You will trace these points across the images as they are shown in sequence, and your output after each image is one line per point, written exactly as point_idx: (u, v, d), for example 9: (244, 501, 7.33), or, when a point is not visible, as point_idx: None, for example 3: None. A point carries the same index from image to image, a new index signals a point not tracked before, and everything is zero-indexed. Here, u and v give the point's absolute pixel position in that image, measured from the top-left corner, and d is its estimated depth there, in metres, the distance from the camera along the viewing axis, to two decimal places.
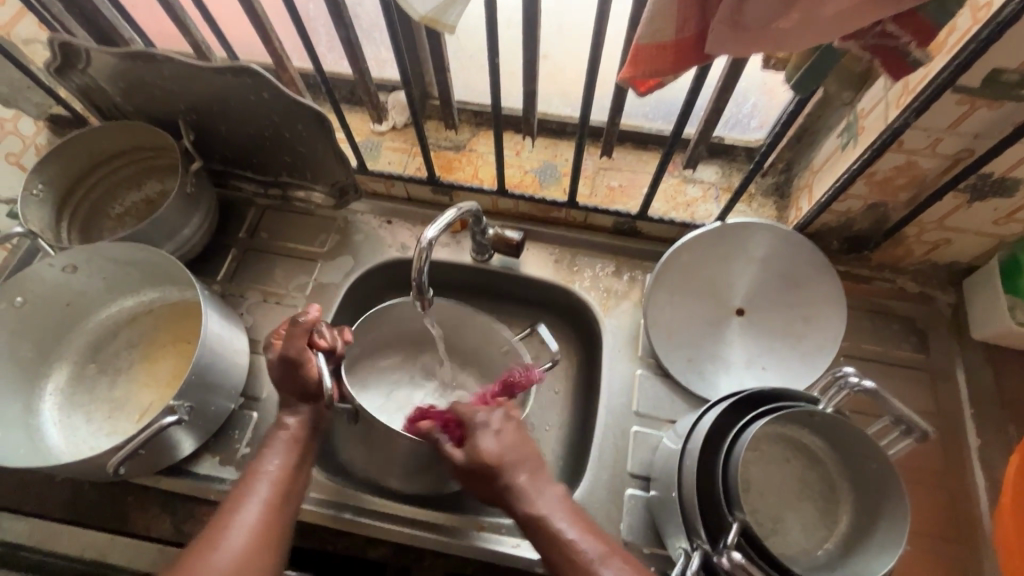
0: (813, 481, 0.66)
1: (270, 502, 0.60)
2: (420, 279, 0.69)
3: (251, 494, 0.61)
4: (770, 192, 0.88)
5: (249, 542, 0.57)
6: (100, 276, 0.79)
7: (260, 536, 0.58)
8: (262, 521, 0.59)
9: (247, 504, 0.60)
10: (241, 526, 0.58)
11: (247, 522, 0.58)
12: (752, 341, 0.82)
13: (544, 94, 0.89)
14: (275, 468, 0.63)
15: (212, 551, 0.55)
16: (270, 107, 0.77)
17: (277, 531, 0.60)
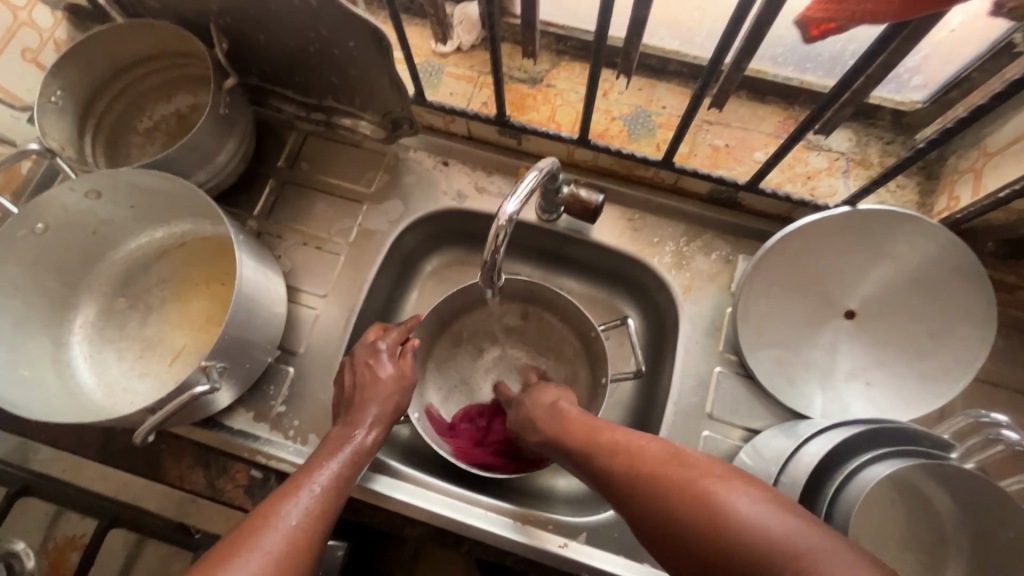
0: (920, 533, 0.57)
1: (329, 488, 0.55)
2: (492, 265, 0.58)
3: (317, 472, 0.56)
4: (914, 172, 0.71)
5: (303, 523, 0.51)
6: (128, 203, 0.71)
7: (312, 526, 0.51)
8: (317, 509, 0.52)
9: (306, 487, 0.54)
10: (302, 504, 0.52)
11: (305, 506, 0.52)
12: (861, 349, 0.70)
13: (650, 21, 0.72)
14: (342, 460, 0.58)
15: (272, 520, 0.50)
16: (317, 16, 0.63)
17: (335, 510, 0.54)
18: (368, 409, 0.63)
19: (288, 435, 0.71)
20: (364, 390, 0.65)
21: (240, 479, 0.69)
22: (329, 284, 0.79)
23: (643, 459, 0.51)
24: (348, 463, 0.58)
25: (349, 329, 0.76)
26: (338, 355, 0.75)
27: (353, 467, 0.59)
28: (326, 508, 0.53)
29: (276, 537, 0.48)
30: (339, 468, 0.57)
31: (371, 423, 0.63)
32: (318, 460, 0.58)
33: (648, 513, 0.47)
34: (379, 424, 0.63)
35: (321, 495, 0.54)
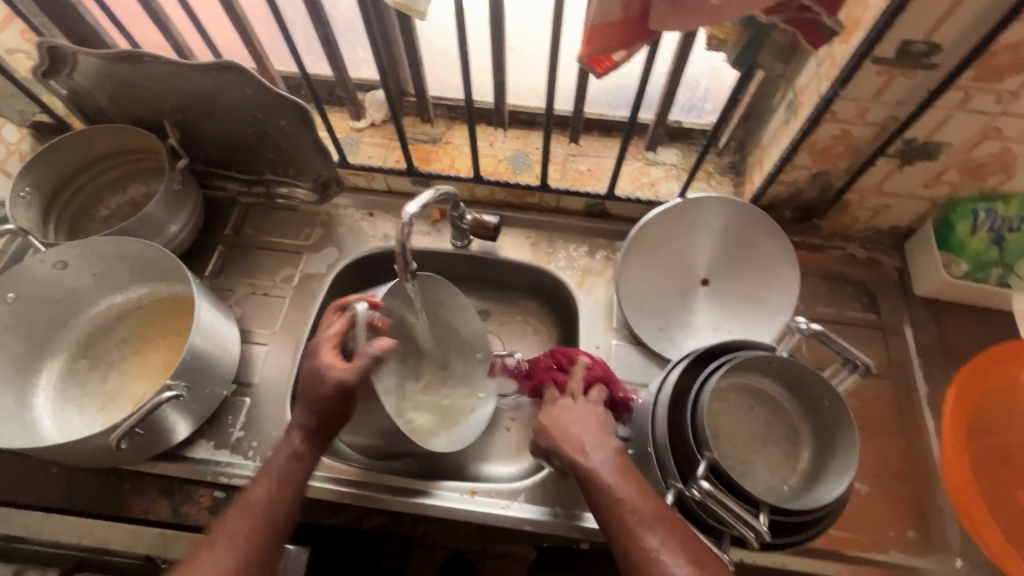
0: (776, 426, 0.72)
1: (275, 487, 0.62)
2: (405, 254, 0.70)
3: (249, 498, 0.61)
4: (727, 171, 0.95)
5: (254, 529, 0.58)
6: (91, 271, 0.81)
7: (264, 523, 0.59)
8: (263, 521, 0.59)
9: (258, 483, 0.62)
10: (248, 514, 0.59)
11: (257, 502, 0.60)
12: (717, 306, 0.88)
13: (514, 87, 0.95)
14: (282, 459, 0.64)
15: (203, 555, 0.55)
16: (254, 103, 0.81)
17: (272, 538, 0.59)
18: (304, 410, 0.66)
19: (248, 455, 0.78)
20: (307, 388, 0.66)
21: (204, 501, 0.75)
22: (277, 324, 0.90)
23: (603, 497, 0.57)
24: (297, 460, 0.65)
25: (298, 359, 0.87)
26: (290, 382, 0.85)
27: (299, 466, 0.64)
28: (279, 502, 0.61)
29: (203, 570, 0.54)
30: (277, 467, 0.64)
31: (302, 413, 0.66)
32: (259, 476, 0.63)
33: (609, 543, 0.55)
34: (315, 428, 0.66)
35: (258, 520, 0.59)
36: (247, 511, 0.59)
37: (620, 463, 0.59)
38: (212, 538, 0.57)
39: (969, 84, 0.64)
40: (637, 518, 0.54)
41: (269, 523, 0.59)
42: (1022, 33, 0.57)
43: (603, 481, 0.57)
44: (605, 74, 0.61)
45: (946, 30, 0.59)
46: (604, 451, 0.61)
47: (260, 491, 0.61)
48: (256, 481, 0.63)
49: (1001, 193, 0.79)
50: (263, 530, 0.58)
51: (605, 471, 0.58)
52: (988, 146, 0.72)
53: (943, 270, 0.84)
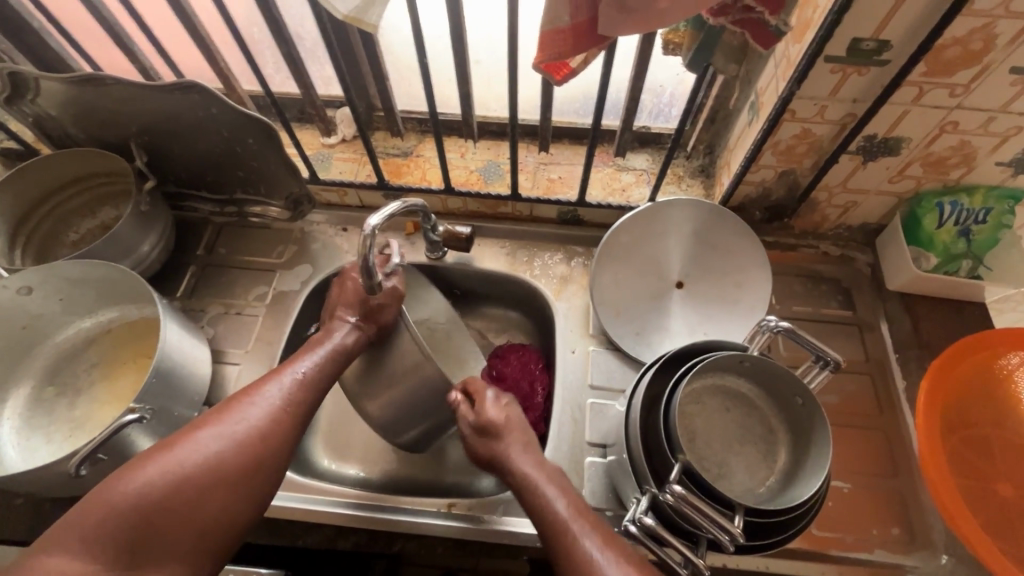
0: (752, 426, 0.71)
1: (287, 397, 0.63)
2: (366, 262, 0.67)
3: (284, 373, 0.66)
4: (696, 174, 0.95)
5: (260, 425, 0.60)
6: (57, 295, 0.80)
7: (271, 422, 0.61)
8: (292, 396, 0.64)
9: (272, 387, 0.63)
10: (257, 410, 0.61)
11: (270, 402, 0.62)
12: (691, 310, 0.88)
13: (482, 98, 0.95)
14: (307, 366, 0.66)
15: (238, 411, 0.60)
16: (219, 122, 0.81)
17: (291, 421, 0.63)
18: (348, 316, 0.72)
19: None
20: (348, 294, 0.74)
21: None
22: (250, 342, 0.89)
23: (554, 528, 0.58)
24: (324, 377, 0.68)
25: None
26: None
27: (336, 360, 0.69)
28: (287, 413, 0.63)
29: (236, 426, 0.59)
30: (297, 381, 0.65)
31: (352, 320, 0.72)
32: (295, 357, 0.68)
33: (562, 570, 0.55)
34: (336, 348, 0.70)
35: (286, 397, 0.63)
36: (258, 409, 0.61)
37: (557, 482, 0.63)
38: (213, 423, 0.59)
39: (921, 79, 0.65)
40: (577, 525, 0.57)
41: (274, 428, 0.61)
42: (967, 28, 0.58)
43: (545, 494, 0.61)
44: (564, 81, 0.62)
45: (893, 27, 0.60)
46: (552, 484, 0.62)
47: (271, 395, 0.63)
48: (274, 379, 0.64)
49: (965, 186, 0.79)
50: (297, 404, 0.64)
51: (545, 485, 0.62)
52: (947, 139, 0.72)
53: (913, 264, 0.84)
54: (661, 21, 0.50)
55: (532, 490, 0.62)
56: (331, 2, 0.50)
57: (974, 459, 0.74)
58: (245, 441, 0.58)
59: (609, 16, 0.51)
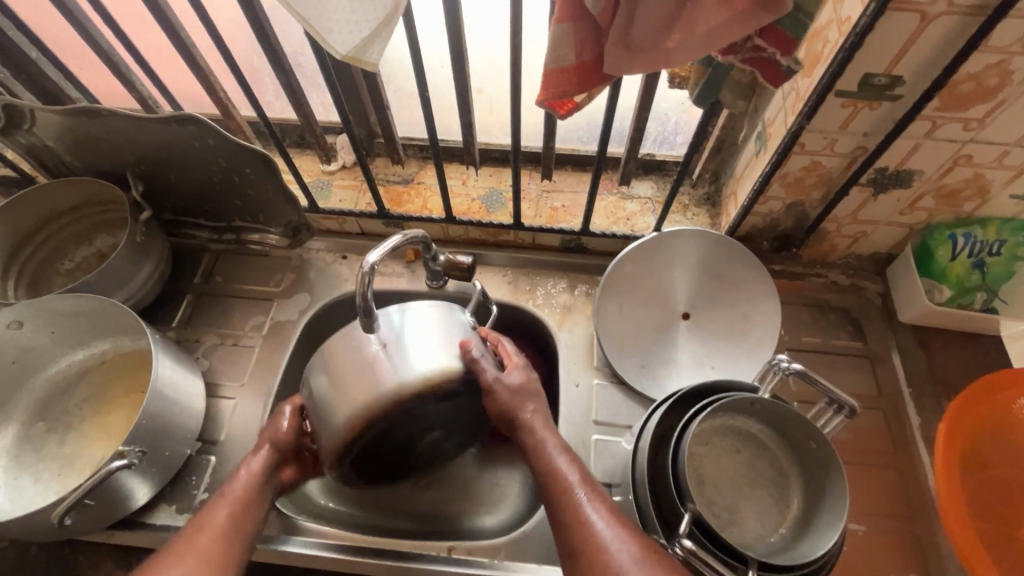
0: (762, 469, 0.69)
1: (236, 507, 0.60)
2: (367, 300, 0.59)
3: (215, 507, 0.60)
4: (702, 202, 0.93)
5: (216, 543, 0.57)
6: (49, 329, 0.79)
7: (220, 542, 0.57)
8: (226, 535, 0.58)
9: (222, 503, 0.61)
10: (211, 531, 0.58)
11: (221, 517, 0.59)
12: (697, 343, 0.86)
13: (484, 126, 0.94)
14: (246, 479, 0.63)
15: (167, 560, 0.55)
16: (216, 152, 0.79)
17: (228, 554, 0.57)
18: (260, 450, 0.66)
19: None
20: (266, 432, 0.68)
21: None
22: (246, 375, 0.87)
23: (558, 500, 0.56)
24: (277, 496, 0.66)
25: (265, 415, 0.83)
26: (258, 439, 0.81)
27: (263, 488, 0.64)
28: (242, 522, 0.60)
29: None
30: (245, 493, 0.62)
31: (267, 455, 0.66)
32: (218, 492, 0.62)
33: (565, 544, 0.54)
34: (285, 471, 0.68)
35: (218, 536, 0.58)
36: (209, 530, 0.58)
37: (567, 450, 0.61)
38: (168, 553, 0.55)
39: (935, 114, 0.63)
40: (583, 496, 0.56)
41: (231, 536, 0.58)
42: (983, 63, 0.57)
43: (554, 462, 0.59)
44: (567, 115, 0.60)
45: (906, 63, 0.58)
46: (564, 452, 0.60)
47: (222, 510, 0.60)
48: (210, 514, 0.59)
49: (979, 218, 0.77)
50: (231, 535, 0.58)
51: (556, 452, 0.60)
52: (961, 172, 0.71)
53: (926, 296, 0.82)
54: (668, 61, 0.48)
55: (540, 452, 0.60)
56: (330, 41, 0.48)
57: (994, 506, 0.71)
58: (207, 564, 0.55)
59: (615, 56, 0.49)
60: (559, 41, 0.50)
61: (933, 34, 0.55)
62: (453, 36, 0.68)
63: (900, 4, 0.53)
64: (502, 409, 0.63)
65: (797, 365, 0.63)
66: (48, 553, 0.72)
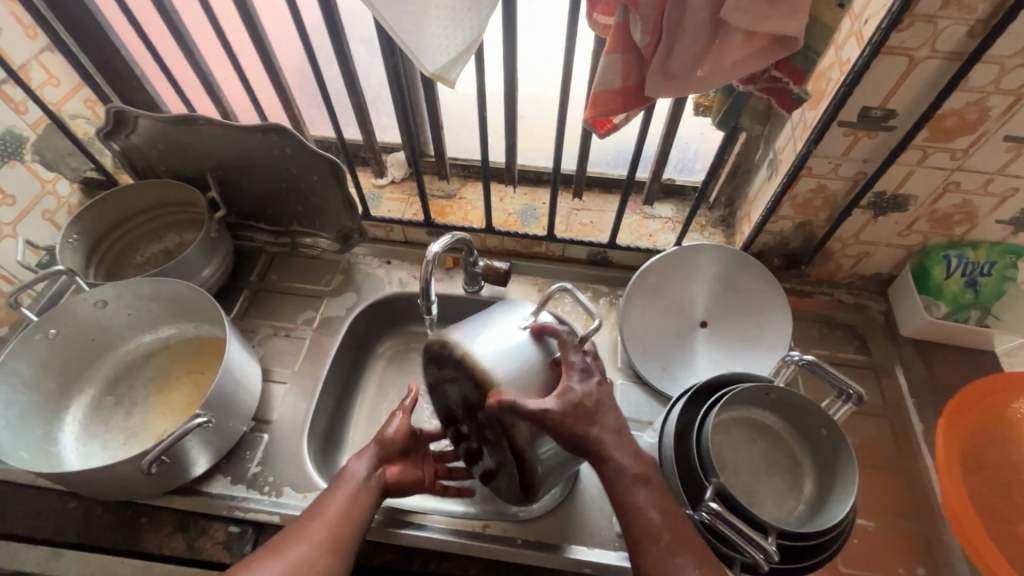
0: (779, 457, 0.75)
1: (353, 496, 0.68)
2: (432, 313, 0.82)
3: (328, 502, 0.67)
4: (718, 224, 1.03)
5: (337, 526, 0.65)
6: (127, 310, 0.87)
7: (335, 530, 0.64)
8: (339, 526, 0.65)
9: (337, 493, 0.68)
10: (330, 516, 0.65)
11: (337, 507, 0.66)
12: (715, 349, 0.93)
13: (523, 150, 1.04)
14: (360, 473, 0.70)
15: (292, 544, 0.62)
16: (292, 160, 0.90)
17: (342, 542, 0.64)
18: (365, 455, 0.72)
19: (264, 490, 0.80)
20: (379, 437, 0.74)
21: (218, 536, 0.76)
22: (297, 363, 0.94)
23: (640, 537, 0.60)
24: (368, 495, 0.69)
25: (313, 401, 0.90)
26: (306, 420, 0.88)
27: (369, 485, 0.70)
28: (356, 511, 0.67)
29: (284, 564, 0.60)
30: (357, 487, 0.69)
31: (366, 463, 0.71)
32: (326, 495, 0.68)
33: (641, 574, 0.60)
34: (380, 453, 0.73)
35: (332, 526, 0.64)
36: (325, 517, 0.65)
37: (652, 481, 0.63)
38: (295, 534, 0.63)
39: (925, 144, 0.73)
40: (668, 538, 0.60)
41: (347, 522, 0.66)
42: (963, 101, 0.67)
43: (637, 499, 0.61)
44: (606, 134, 0.70)
45: (898, 100, 0.69)
46: (648, 488, 0.62)
47: (337, 500, 0.67)
48: (326, 507, 0.66)
49: (969, 240, 0.86)
50: (339, 525, 0.65)
51: (636, 487, 0.62)
52: (950, 198, 0.80)
53: (925, 311, 0.90)
54: (699, 86, 0.59)
55: (620, 485, 0.62)
56: (420, 60, 0.58)
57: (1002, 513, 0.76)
58: (330, 542, 0.63)
59: (656, 81, 0.59)
60: (608, 69, 0.61)
61: (920, 75, 0.66)
62: (508, 68, 0.80)
63: (890, 50, 0.63)
64: (573, 432, 0.61)
65: (806, 357, 0.71)
66: (112, 514, 0.77)
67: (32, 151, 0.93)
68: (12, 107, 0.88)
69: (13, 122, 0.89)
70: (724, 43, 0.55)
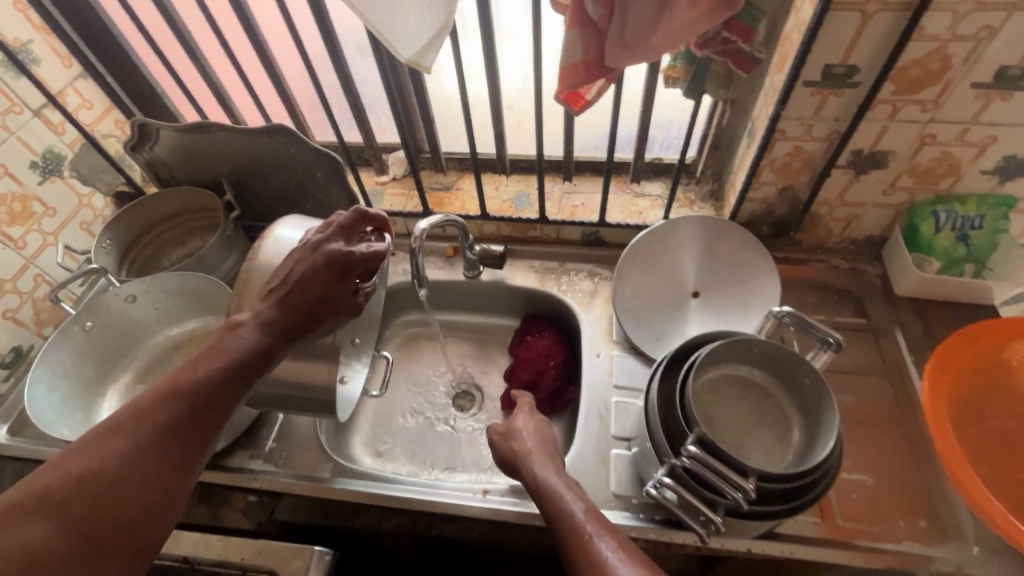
0: (767, 411, 0.76)
1: (211, 383, 0.62)
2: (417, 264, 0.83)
3: (207, 357, 0.64)
4: (707, 198, 1.05)
5: (182, 418, 0.59)
6: (154, 304, 0.95)
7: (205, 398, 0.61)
8: (209, 391, 0.62)
9: (213, 353, 0.64)
10: (185, 399, 0.60)
11: (196, 379, 0.62)
12: (708, 318, 0.95)
13: (514, 139, 1.09)
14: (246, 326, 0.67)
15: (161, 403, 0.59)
16: (296, 159, 0.97)
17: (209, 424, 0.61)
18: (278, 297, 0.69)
19: (279, 464, 0.86)
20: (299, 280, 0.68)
21: (238, 506, 0.84)
22: None
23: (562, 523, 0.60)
24: (218, 345, 0.65)
25: None
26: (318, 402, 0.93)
27: (250, 339, 0.66)
28: (216, 394, 0.62)
29: (148, 426, 0.57)
30: (239, 337, 0.66)
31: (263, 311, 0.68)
32: (200, 359, 0.64)
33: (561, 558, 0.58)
34: (295, 303, 0.68)
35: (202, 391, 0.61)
36: (194, 378, 0.62)
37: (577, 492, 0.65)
38: (80, 449, 0.54)
39: (892, 97, 0.75)
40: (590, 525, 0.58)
41: (153, 447, 0.57)
42: (922, 51, 0.69)
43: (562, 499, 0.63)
44: (581, 109, 0.75)
45: (858, 55, 0.71)
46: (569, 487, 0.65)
47: (212, 361, 0.63)
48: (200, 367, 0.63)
49: (957, 195, 0.86)
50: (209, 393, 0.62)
51: (564, 494, 0.64)
52: (929, 151, 0.81)
53: (914, 268, 0.90)
54: (654, 53, 0.63)
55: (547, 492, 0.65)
56: (397, 49, 0.64)
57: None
58: (166, 431, 0.58)
59: (613, 50, 0.64)
60: (569, 43, 0.65)
61: (875, 28, 0.68)
62: (488, 56, 0.85)
63: (840, 6, 0.66)
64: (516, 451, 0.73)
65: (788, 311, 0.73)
66: None
67: (69, 168, 1.03)
68: (51, 129, 0.98)
69: (53, 142, 0.99)
70: (674, 9, 0.59)
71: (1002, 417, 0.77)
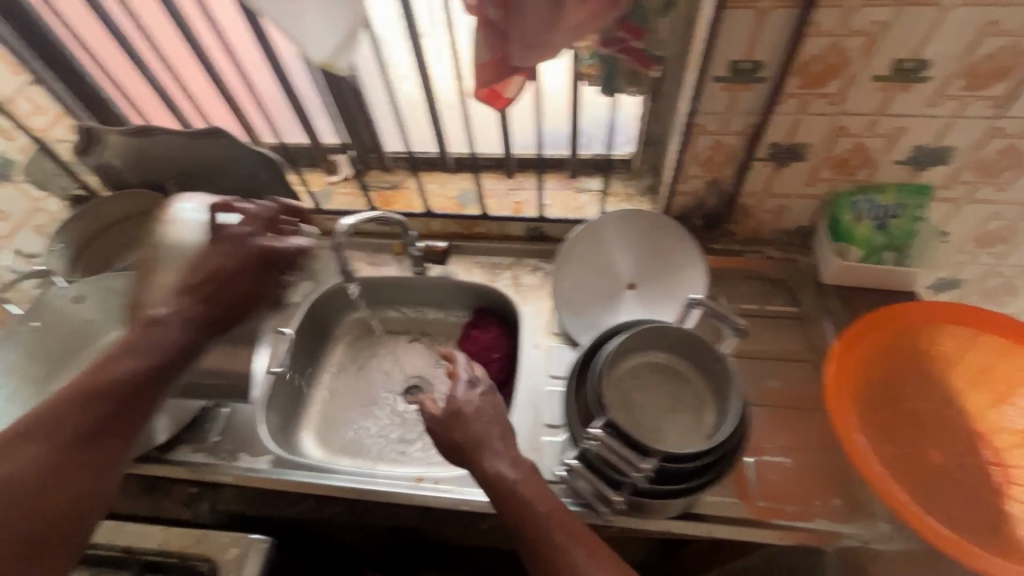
0: (683, 395, 0.79)
1: (132, 378, 0.61)
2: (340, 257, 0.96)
3: (125, 352, 0.62)
4: (646, 192, 1.08)
5: (104, 416, 0.58)
6: (103, 304, 0.97)
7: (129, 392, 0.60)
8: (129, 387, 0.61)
9: (130, 349, 0.62)
10: (104, 396, 0.59)
11: (112, 376, 0.60)
12: (642, 308, 0.98)
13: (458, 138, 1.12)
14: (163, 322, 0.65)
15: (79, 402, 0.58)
16: (240, 160, 0.99)
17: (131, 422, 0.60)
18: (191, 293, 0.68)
19: (220, 456, 0.88)
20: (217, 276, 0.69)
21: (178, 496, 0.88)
22: None
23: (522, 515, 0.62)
24: (136, 341, 0.63)
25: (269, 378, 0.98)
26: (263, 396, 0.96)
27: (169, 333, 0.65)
28: (138, 390, 0.61)
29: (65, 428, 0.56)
30: (156, 333, 0.64)
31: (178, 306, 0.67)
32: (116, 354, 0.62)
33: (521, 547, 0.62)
34: (221, 300, 0.69)
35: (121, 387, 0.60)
36: (112, 375, 0.60)
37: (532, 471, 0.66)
38: None
39: (800, 91, 0.78)
40: (550, 518, 0.62)
41: (74, 450, 0.56)
42: (820, 46, 0.72)
43: (521, 490, 0.63)
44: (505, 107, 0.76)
45: (761, 51, 0.74)
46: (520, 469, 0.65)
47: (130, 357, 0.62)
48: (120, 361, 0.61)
49: (875, 185, 0.89)
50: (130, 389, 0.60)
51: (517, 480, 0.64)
52: (843, 142, 0.84)
53: (835, 257, 0.93)
54: (554, 52, 0.65)
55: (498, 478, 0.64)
56: (310, 52, 0.67)
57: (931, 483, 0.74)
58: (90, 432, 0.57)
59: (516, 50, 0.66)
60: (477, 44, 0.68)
61: (773, 25, 0.71)
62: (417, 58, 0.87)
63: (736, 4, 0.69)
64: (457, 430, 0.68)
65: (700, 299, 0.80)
66: None
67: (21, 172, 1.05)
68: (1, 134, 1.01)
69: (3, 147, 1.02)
70: (566, 9, 0.62)
71: (913, 399, 0.81)
